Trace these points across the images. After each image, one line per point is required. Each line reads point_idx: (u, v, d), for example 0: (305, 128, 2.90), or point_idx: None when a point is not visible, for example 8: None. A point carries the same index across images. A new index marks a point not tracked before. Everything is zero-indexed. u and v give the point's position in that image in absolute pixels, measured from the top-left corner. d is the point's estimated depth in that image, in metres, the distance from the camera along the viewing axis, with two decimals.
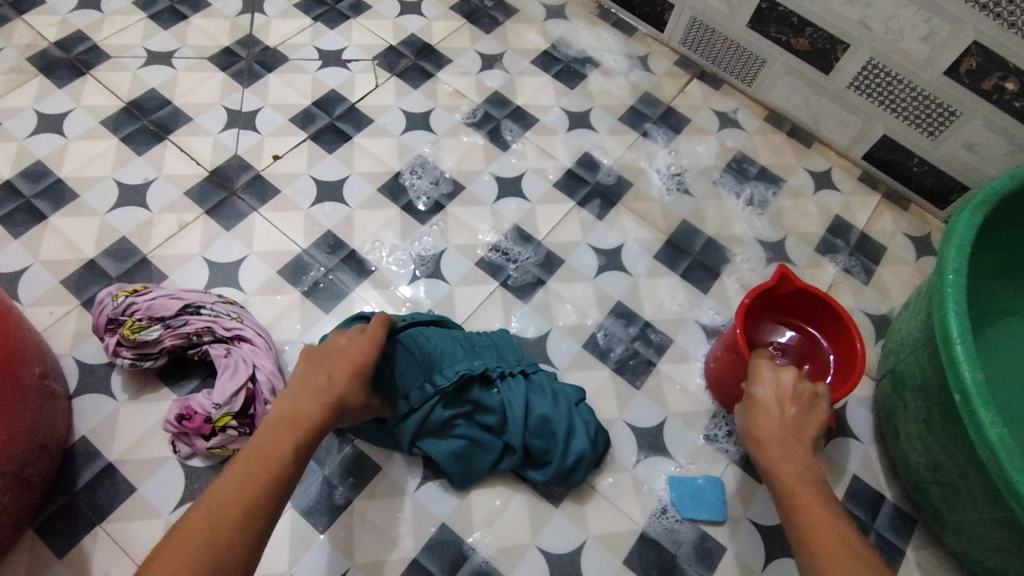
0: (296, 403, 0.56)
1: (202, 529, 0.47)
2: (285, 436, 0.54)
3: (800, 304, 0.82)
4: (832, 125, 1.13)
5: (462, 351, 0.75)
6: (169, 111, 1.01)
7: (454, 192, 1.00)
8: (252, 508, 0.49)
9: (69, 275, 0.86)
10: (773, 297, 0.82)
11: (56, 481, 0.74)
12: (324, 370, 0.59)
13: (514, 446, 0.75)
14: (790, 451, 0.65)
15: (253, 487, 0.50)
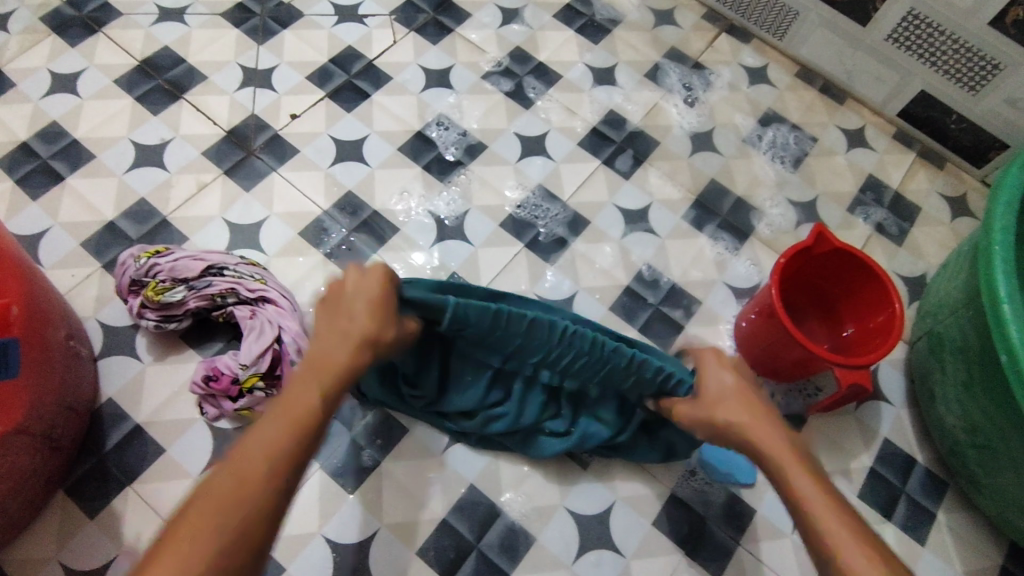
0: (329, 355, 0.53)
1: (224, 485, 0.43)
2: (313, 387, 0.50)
3: (838, 265, 0.78)
4: (868, 81, 1.08)
5: (581, 350, 0.65)
6: (184, 69, 0.98)
7: (475, 152, 0.97)
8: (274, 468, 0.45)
9: (89, 237, 0.84)
10: (806, 261, 0.79)
11: (85, 442, 0.74)
12: (356, 312, 0.56)
13: (598, 416, 0.73)
14: (759, 437, 0.56)
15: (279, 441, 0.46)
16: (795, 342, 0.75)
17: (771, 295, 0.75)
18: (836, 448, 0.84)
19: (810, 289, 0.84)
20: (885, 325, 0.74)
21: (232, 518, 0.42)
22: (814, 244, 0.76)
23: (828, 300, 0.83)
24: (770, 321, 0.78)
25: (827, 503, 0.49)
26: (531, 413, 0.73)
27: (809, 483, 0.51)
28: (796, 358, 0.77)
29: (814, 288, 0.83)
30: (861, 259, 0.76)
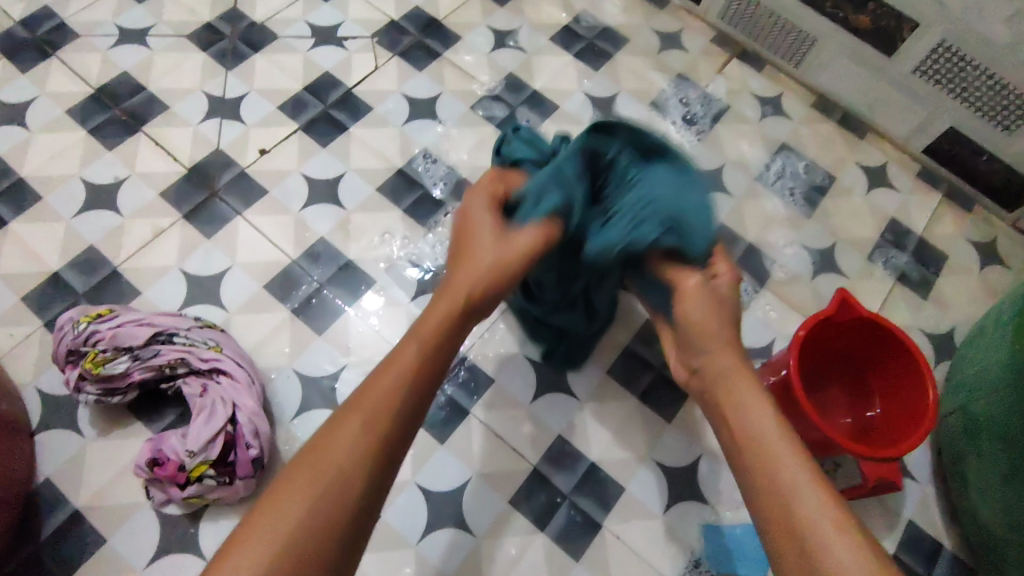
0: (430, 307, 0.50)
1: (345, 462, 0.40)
2: (412, 339, 0.46)
3: (865, 334, 0.70)
4: (891, 114, 1.00)
5: (656, 187, 0.56)
6: (144, 98, 0.89)
7: (462, 191, 0.88)
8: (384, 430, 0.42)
9: (31, 291, 0.76)
10: (830, 328, 0.71)
11: (17, 531, 0.66)
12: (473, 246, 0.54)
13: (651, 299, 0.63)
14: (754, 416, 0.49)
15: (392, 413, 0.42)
16: (814, 425, 0.67)
17: (790, 372, 0.67)
18: None
19: (835, 354, 0.75)
20: (915, 411, 0.65)
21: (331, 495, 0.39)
22: (837, 313, 0.68)
23: (851, 371, 0.75)
24: (787, 397, 0.70)
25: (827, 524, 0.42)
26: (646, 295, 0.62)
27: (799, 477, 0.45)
28: (814, 440, 0.69)
29: (842, 353, 0.74)
30: (895, 331, 0.67)
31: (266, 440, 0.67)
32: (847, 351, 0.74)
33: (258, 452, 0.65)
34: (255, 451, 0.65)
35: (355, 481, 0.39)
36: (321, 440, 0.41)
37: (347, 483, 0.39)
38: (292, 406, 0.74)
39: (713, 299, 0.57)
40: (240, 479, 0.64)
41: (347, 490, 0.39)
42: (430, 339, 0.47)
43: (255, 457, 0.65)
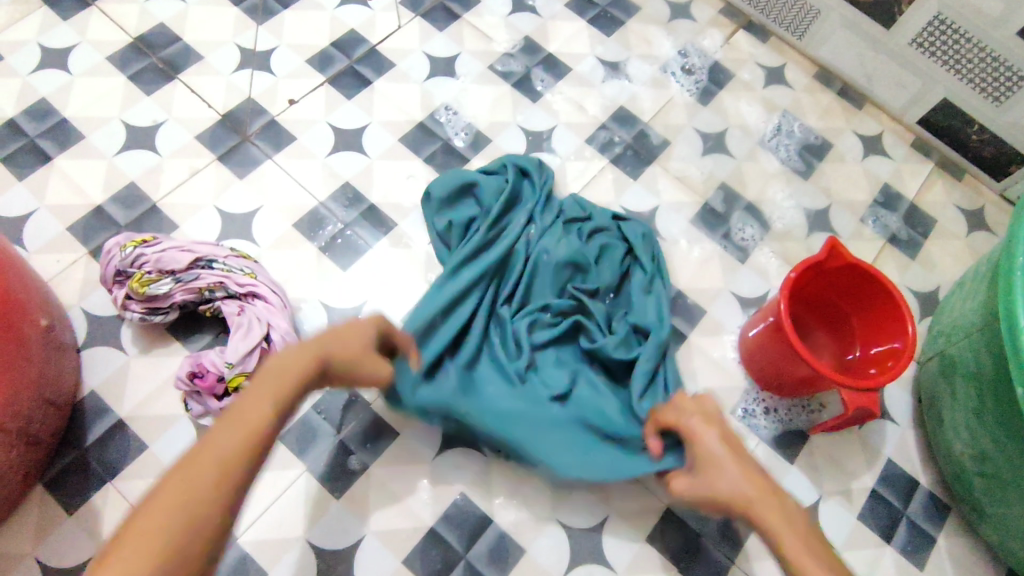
0: (285, 361, 0.52)
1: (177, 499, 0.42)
2: (266, 396, 0.49)
3: (852, 279, 0.75)
4: (888, 85, 1.05)
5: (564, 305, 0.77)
6: (179, 48, 0.94)
7: (479, 144, 0.94)
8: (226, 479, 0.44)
9: (75, 222, 0.82)
10: (819, 273, 0.76)
11: (65, 435, 0.71)
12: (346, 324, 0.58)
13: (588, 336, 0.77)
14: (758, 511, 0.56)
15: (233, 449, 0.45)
16: (801, 360, 0.72)
17: (782, 312, 0.72)
18: (837, 467, 0.82)
19: (823, 300, 0.80)
20: (894, 350, 0.71)
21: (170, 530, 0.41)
22: (827, 259, 0.73)
23: (839, 315, 0.80)
24: (777, 336, 0.75)
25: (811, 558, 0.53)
26: (560, 451, 0.70)
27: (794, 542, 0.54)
28: (802, 376, 0.75)
29: (830, 299, 0.79)
30: (879, 276, 0.72)
31: None
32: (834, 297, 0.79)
33: None
34: None
35: (189, 528, 0.42)
36: (175, 492, 0.42)
37: (179, 536, 0.41)
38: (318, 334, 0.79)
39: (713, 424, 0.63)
40: None
41: (187, 529, 0.41)
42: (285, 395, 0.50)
43: None
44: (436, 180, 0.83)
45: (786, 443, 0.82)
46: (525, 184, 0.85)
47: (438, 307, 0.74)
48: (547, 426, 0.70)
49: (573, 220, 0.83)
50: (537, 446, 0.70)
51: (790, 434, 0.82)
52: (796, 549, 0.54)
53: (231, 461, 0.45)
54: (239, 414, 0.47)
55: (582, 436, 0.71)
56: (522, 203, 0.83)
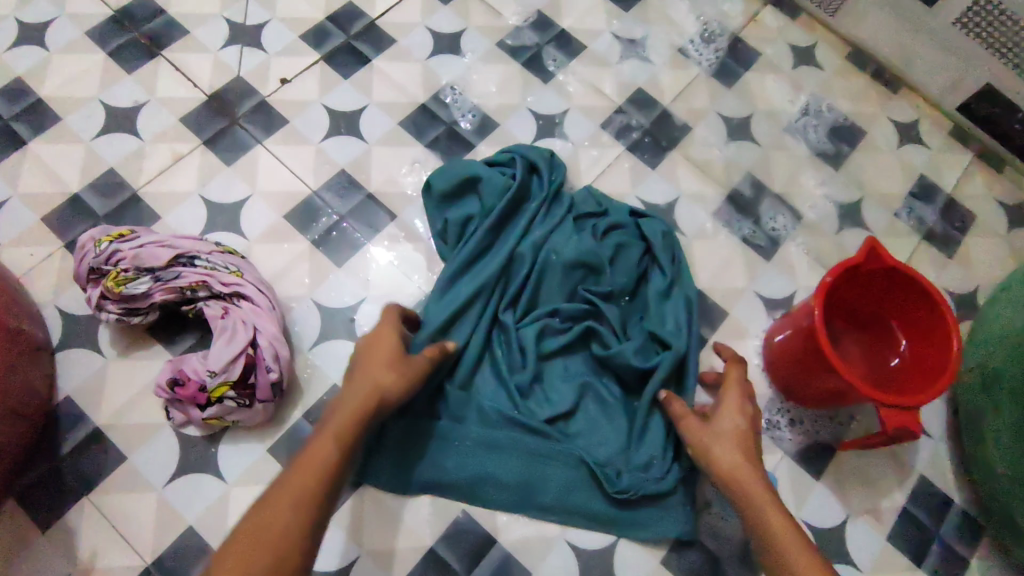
0: (343, 400, 0.56)
1: (262, 522, 0.48)
2: (332, 432, 0.53)
3: (892, 284, 0.68)
4: (927, 68, 0.96)
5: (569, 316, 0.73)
6: (163, 22, 0.87)
7: (485, 129, 0.87)
8: (309, 502, 0.49)
9: (50, 212, 0.76)
10: (856, 276, 0.69)
11: (39, 445, 0.67)
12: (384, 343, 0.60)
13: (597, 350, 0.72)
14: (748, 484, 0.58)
15: (306, 482, 0.50)
16: (832, 370, 0.66)
17: (815, 319, 0.65)
18: (864, 484, 0.76)
19: (856, 304, 0.74)
20: (936, 364, 0.65)
21: (265, 554, 0.46)
22: (865, 262, 0.66)
23: (872, 322, 0.73)
24: (807, 344, 0.69)
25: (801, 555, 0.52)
26: (554, 484, 0.68)
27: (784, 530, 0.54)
28: (832, 388, 0.69)
29: (865, 301, 0.73)
30: (924, 282, 0.65)
31: (285, 365, 0.67)
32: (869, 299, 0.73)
33: (277, 376, 0.66)
34: (275, 375, 0.65)
35: (284, 552, 0.47)
36: (263, 520, 0.48)
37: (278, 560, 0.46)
38: (311, 336, 0.74)
39: (742, 412, 0.63)
40: (259, 402, 0.65)
41: (278, 550, 0.47)
42: (344, 428, 0.53)
43: (275, 381, 0.66)
44: (437, 172, 0.77)
45: (810, 457, 0.77)
46: (533, 179, 0.78)
47: (433, 322, 0.70)
48: (539, 457, 0.68)
49: (587, 216, 0.77)
50: (529, 479, 0.68)
51: (815, 447, 0.77)
52: (786, 536, 0.54)
53: (305, 491, 0.49)
54: (308, 453, 0.52)
55: (577, 469, 0.68)
56: (528, 203, 0.77)
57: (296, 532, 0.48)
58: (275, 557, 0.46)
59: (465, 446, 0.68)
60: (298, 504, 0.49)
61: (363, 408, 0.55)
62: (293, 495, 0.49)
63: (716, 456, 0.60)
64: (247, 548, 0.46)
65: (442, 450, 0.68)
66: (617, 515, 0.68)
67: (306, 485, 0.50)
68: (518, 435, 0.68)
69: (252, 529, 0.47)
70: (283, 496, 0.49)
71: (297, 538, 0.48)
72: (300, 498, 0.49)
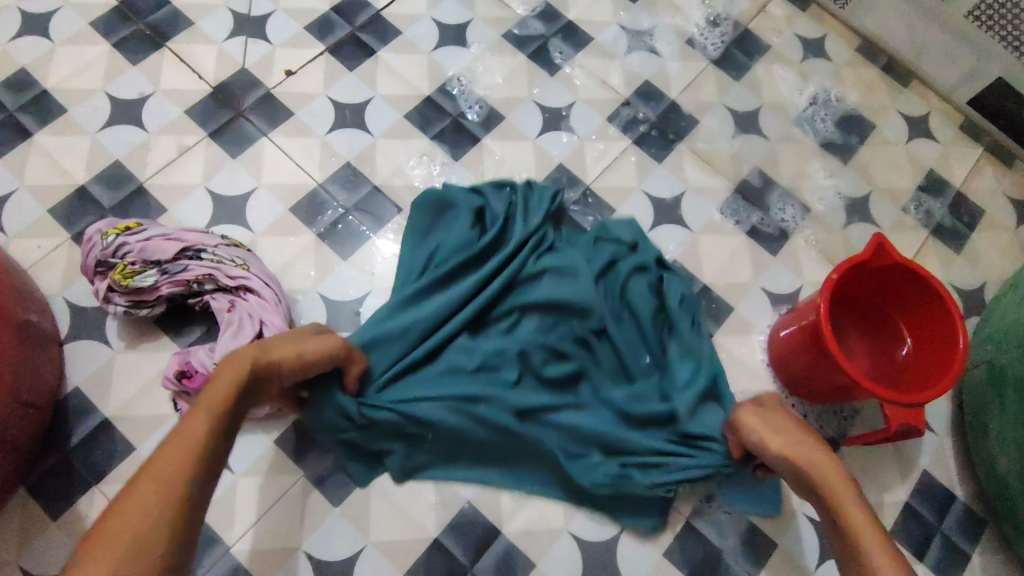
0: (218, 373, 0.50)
1: (138, 499, 0.42)
2: (211, 401, 0.48)
3: (899, 279, 0.68)
4: (937, 61, 0.95)
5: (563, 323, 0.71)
6: (168, 13, 0.87)
7: (491, 122, 0.86)
8: (181, 469, 0.44)
9: (57, 204, 0.76)
10: (862, 271, 0.68)
11: (48, 436, 0.67)
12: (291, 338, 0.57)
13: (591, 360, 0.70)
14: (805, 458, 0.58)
15: (179, 454, 0.44)
16: (836, 366, 0.66)
17: (820, 315, 0.65)
18: (867, 478, 0.77)
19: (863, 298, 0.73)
20: (941, 361, 0.64)
21: (129, 539, 0.40)
22: (872, 257, 0.66)
23: (877, 317, 0.73)
24: (811, 340, 0.69)
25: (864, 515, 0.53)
26: (529, 484, 0.69)
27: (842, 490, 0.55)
28: (837, 384, 0.69)
29: (872, 294, 0.72)
30: (931, 279, 0.65)
31: None
32: (876, 294, 0.73)
33: None
34: None
35: (147, 529, 0.41)
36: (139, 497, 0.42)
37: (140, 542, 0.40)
38: None
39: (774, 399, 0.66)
40: None
41: (143, 526, 0.41)
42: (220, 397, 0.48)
43: None
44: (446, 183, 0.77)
45: None
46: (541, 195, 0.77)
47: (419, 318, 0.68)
48: (518, 460, 0.68)
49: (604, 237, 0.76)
50: (505, 481, 0.69)
51: (819, 442, 0.77)
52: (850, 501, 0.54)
53: (179, 457, 0.44)
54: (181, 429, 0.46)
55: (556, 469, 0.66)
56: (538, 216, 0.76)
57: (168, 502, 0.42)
58: (138, 539, 0.40)
59: (442, 437, 0.67)
60: (178, 472, 0.43)
61: (242, 376, 0.50)
62: (164, 464, 0.44)
63: (762, 431, 0.61)
64: (110, 537, 0.40)
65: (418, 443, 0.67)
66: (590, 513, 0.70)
67: (183, 452, 0.45)
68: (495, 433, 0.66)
69: (154, 466, 0.44)
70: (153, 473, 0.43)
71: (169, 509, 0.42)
72: (184, 467, 0.44)
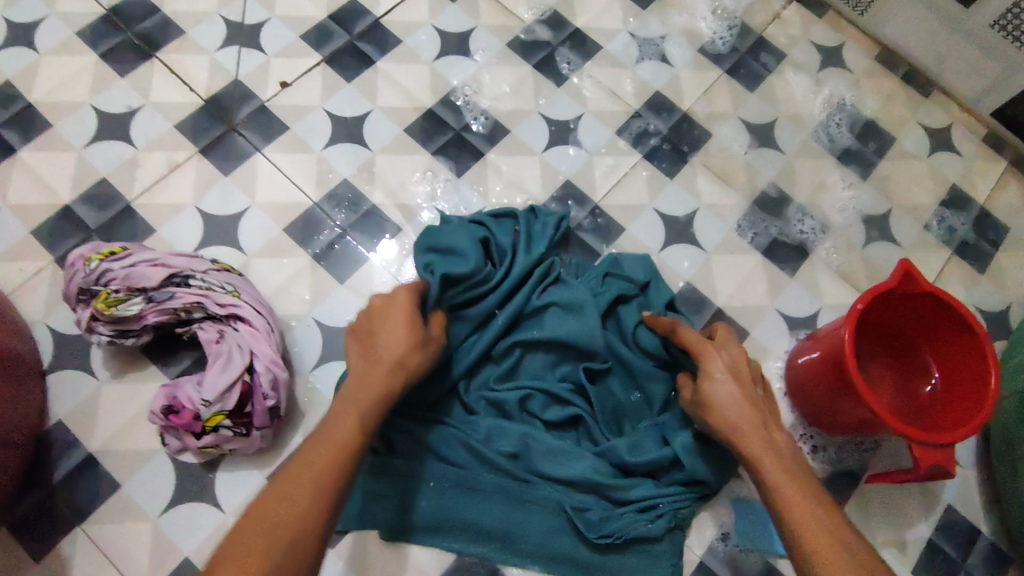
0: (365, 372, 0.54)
1: (302, 491, 0.46)
2: (357, 407, 0.52)
3: (927, 309, 0.64)
4: (961, 71, 0.91)
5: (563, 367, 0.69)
6: (158, 21, 0.83)
7: (495, 136, 0.83)
8: (339, 468, 0.48)
9: (41, 224, 0.73)
10: (888, 298, 0.64)
11: (30, 472, 0.64)
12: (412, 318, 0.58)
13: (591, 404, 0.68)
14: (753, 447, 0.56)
15: (331, 458, 0.48)
16: (856, 402, 0.63)
17: (845, 348, 0.61)
18: (887, 513, 0.73)
19: (886, 326, 0.70)
20: (970, 398, 0.61)
21: (289, 528, 0.45)
22: (899, 286, 0.62)
23: (902, 346, 0.70)
24: (832, 371, 0.65)
25: (807, 513, 0.51)
26: (533, 529, 0.65)
27: (789, 490, 0.53)
28: (859, 419, 0.65)
29: (898, 323, 0.69)
30: (963, 309, 0.61)
31: (284, 391, 0.64)
32: (901, 323, 0.69)
33: (275, 403, 0.62)
34: (272, 402, 0.62)
35: (298, 519, 0.45)
36: (299, 489, 0.46)
37: (292, 536, 0.45)
38: (312, 357, 0.71)
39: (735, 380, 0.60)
40: (257, 430, 0.62)
41: (293, 521, 0.45)
42: (365, 405, 0.52)
43: (273, 407, 0.62)
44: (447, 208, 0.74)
45: (834, 485, 0.73)
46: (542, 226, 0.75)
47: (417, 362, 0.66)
48: (519, 502, 0.65)
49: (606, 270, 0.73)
50: (508, 526, 0.65)
51: (839, 476, 0.73)
52: (791, 496, 0.52)
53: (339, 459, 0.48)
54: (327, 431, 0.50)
55: (555, 516, 0.65)
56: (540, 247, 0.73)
57: (324, 502, 0.47)
58: (292, 531, 0.45)
59: (440, 487, 0.65)
60: (327, 475, 0.48)
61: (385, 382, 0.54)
62: (320, 463, 0.48)
63: (726, 418, 0.58)
64: (273, 523, 0.45)
65: (417, 491, 0.65)
66: (598, 561, 0.65)
67: (336, 453, 0.49)
68: (497, 482, 0.65)
69: (310, 458, 0.48)
70: (305, 469, 0.48)
71: (326, 507, 0.46)
72: (334, 468, 0.48)
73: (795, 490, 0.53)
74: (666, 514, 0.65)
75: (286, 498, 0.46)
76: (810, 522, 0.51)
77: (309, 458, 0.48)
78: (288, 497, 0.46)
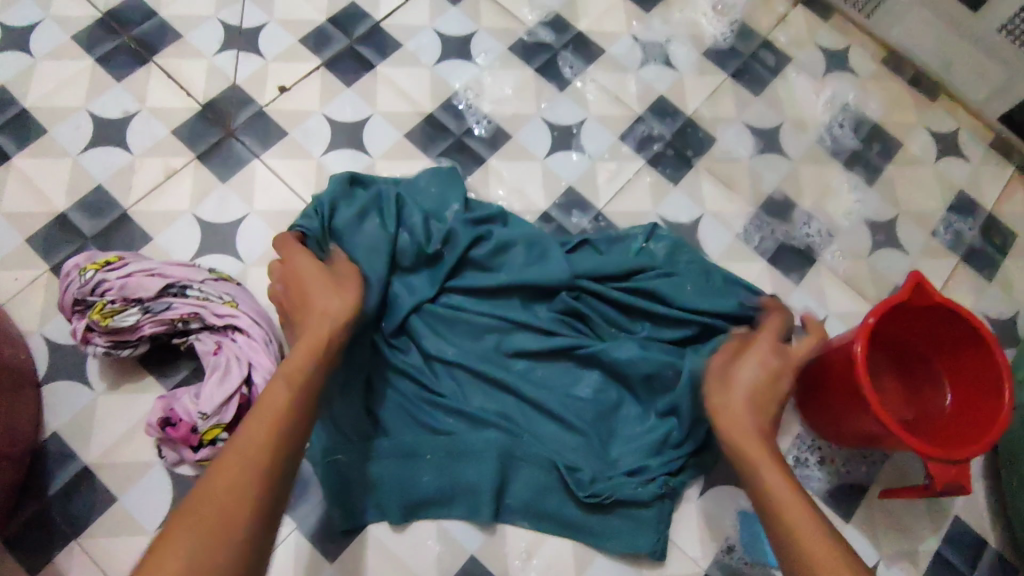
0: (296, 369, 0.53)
1: (234, 475, 0.44)
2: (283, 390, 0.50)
3: (941, 321, 0.63)
4: (968, 75, 0.90)
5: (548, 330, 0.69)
6: (155, 25, 0.82)
7: (497, 142, 0.81)
8: (270, 447, 0.46)
9: (36, 232, 0.72)
10: (901, 310, 0.63)
11: (24, 485, 0.63)
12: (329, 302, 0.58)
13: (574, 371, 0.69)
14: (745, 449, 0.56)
15: (263, 433, 0.47)
16: (864, 413, 0.62)
17: (857, 360, 0.60)
18: (893, 525, 0.72)
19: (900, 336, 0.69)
20: (982, 414, 0.60)
21: (227, 509, 0.42)
22: (912, 298, 0.61)
23: (914, 358, 0.69)
24: (841, 381, 0.64)
25: (794, 504, 0.51)
26: (521, 487, 0.65)
27: (779, 487, 0.53)
28: (867, 432, 0.64)
29: (912, 334, 0.68)
30: (978, 324, 0.60)
31: None
32: (913, 334, 0.68)
33: None
34: None
35: (234, 499, 0.43)
36: (229, 472, 0.44)
37: (227, 516, 0.42)
38: None
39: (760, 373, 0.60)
40: None
41: (229, 498, 0.43)
42: (297, 381, 0.52)
43: None
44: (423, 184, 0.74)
45: (841, 497, 0.72)
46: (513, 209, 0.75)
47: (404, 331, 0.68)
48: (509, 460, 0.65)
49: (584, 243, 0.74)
50: (501, 486, 0.65)
51: (846, 487, 0.72)
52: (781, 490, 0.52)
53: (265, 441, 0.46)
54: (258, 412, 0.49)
55: (548, 475, 0.65)
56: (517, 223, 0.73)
57: (255, 474, 0.45)
58: (233, 518, 0.42)
59: (436, 459, 0.64)
60: (259, 457, 0.45)
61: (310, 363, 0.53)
62: (257, 437, 0.46)
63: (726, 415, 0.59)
64: (208, 504, 0.42)
65: (412, 466, 0.64)
66: (589, 521, 0.65)
67: (265, 434, 0.47)
68: (489, 443, 0.64)
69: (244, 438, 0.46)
70: (239, 448, 0.46)
71: (259, 487, 0.44)
72: (262, 445, 0.46)
73: (785, 489, 0.52)
74: (656, 478, 0.65)
75: (220, 478, 0.44)
76: (807, 523, 0.50)
77: (242, 440, 0.46)
78: (223, 481, 0.44)
